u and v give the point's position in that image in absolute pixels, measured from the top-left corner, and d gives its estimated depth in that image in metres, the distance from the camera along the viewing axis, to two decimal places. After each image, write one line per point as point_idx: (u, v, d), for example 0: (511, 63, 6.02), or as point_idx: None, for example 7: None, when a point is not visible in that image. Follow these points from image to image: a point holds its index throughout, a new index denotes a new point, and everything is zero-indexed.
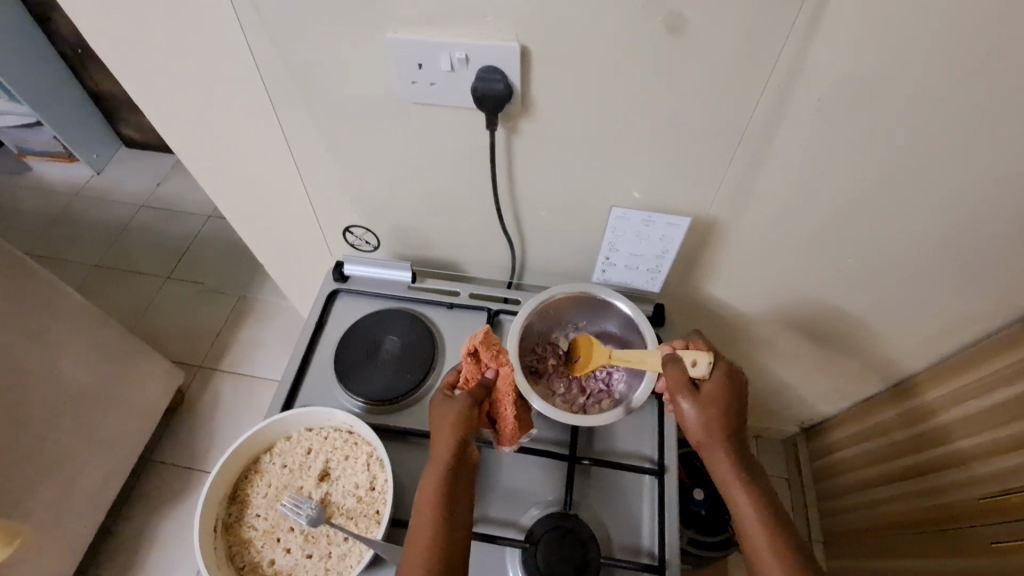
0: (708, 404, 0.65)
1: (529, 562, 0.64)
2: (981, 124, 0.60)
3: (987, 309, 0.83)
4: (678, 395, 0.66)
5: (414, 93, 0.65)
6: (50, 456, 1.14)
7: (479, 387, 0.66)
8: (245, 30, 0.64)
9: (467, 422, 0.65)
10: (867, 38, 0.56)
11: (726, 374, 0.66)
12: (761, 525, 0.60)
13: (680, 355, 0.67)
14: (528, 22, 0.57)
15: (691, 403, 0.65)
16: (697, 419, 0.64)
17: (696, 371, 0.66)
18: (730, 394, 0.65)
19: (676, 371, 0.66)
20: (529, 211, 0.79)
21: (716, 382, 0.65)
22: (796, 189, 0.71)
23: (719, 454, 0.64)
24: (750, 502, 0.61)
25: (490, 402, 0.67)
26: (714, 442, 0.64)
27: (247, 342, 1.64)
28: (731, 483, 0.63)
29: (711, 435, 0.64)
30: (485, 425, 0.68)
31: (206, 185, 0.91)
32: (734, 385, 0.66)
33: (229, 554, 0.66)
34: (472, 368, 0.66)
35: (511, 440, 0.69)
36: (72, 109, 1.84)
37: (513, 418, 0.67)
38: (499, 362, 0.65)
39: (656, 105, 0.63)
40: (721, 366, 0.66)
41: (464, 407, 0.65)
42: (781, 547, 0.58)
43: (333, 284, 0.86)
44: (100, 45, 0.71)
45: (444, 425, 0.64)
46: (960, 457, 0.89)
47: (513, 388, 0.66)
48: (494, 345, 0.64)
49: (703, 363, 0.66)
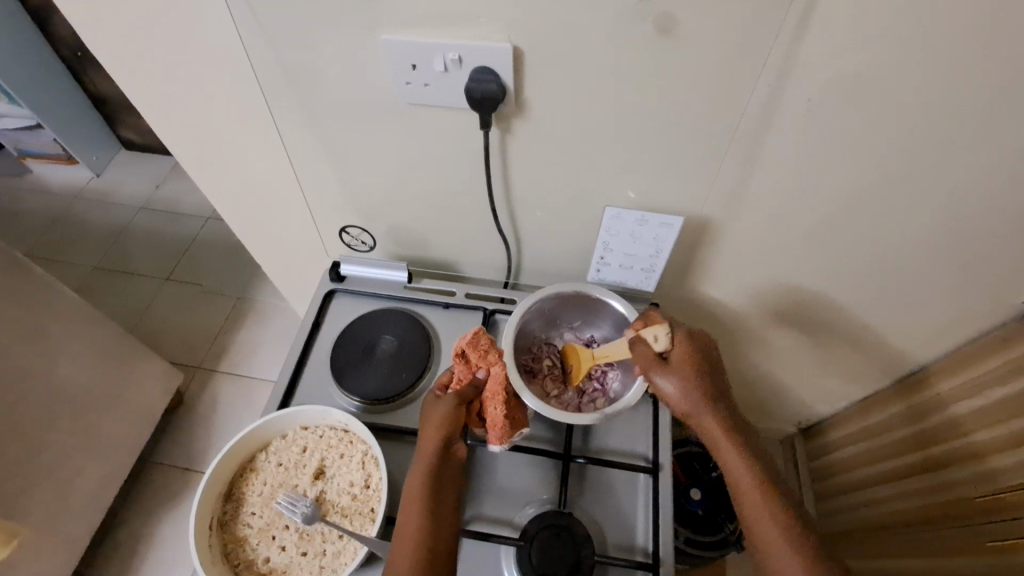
0: (682, 376, 0.65)
1: (523, 559, 0.64)
2: (973, 122, 0.61)
3: (982, 307, 0.83)
4: (648, 372, 0.67)
5: (409, 94, 0.66)
6: (48, 457, 1.14)
7: (469, 387, 0.68)
8: (240, 31, 0.64)
9: (455, 421, 0.66)
10: (858, 37, 0.56)
11: (689, 339, 0.68)
12: (755, 484, 0.61)
13: (641, 335, 0.69)
14: (521, 23, 0.58)
15: (664, 377, 0.66)
16: (675, 392, 0.65)
17: (658, 346, 0.67)
18: (699, 360, 0.66)
19: (639, 349, 0.68)
20: (525, 210, 0.79)
21: (681, 350, 0.67)
22: (791, 188, 0.71)
23: (705, 419, 0.65)
24: (741, 463, 0.63)
25: (479, 402, 0.69)
26: (696, 411, 0.65)
27: (246, 343, 1.65)
28: (722, 446, 0.64)
29: (693, 402, 0.65)
30: (476, 425, 0.70)
31: (204, 186, 0.91)
32: (701, 351, 0.67)
33: (224, 552, 0.67)
34: (463, 368, 0.69)
35: (501, 439, 0.68)
36: (71, 111, 1.85)
37: (502, 416, 0.66)
38: (487, 361, 0.68)
39: (650, 105, 0.63)
40: (682, 333, 0.68)
41: (452, 406, 0.66)
42: (776, 504, 0.60)
43: (329, 284, 0.86)
44: (96, 47, 0.72)
45: (431, 424, 0.66)
46: (957, 456, 0.89)
47: (501, 386, 0.67)
48: (483, 344, 0.69)
49: (661, 337, 0.67)
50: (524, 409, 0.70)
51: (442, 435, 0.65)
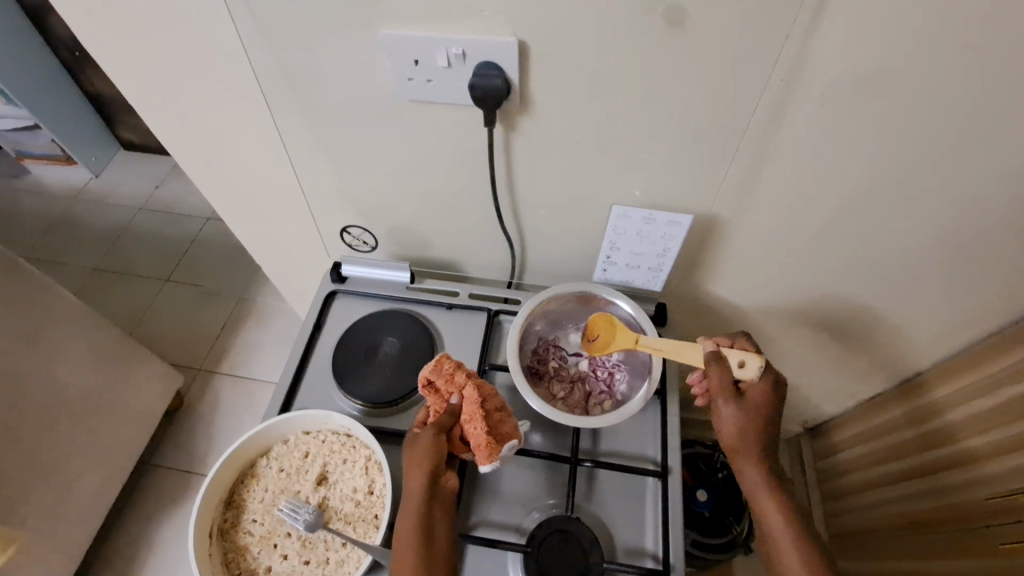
0: (748, 410, 0.65)
1: (530, 566, 0.63)
2: (988, 119, 0.59)
3: (994, 306, 0.81)
4: (720, 397, 0.66)
5: (410, 90, 0.64)
6: (46, 462, 1.13)
7: (444, 415, 0.66)
8: (237, 27, 0.62)
9: (437, 450, 0.64)
10: (874, 29, 0.54)
11: (771, 380, 0.66)
12: (792, 532, 0.60)
13: (726, 355, 0.66)
14: (525, 16, 0.56)
15: (734, 406, 0.65)
16: (736, 424, 0.65)
17: (745, 374, 0.66)
18: (770, 402, 0.66)
19: (724, 370, 0.65)
20: (529, 209, 0.78)
21: (760, 387, 0.66)
22: (802, 185, 0.70)
23: (749, 460, 0.65)
24: (777, 507, 0.62)
25: (460, 427, 0.66)
26: (744, 448, 0.65)
27: (246, 345, 1.63)
28: (758, 489, 0.64)
29: (746, 439, 0.65)
30: (463, 451, 0.66)
31: (203, 187, 0.90)
32: (774, 394, 0.67)
33: (225, 561, 0.65)
34: (436, 399, 0.67)
35: (489, 457, 0.63)
36: (69, 111, 1.83)
37: (484, 433, 0.63)
38: (455, 385, 0.66)
39: (658, 99, 0.61)
40: (768, 371, 0.67)
41: (432, 437, 0.65)
42: (808, 553, 0.59)
43: (331, 285, 0.85)
44: (91, 44, 0.70)
45: (414, 457, 0.64)
46: (967, 457, 0.88)
47: (476, 405, 0.64)
48: (447, 370, 0.67)
49: (752, 366, 0.66)
50: (511, 423, 0.66)
51: (428, 468, 0.63)
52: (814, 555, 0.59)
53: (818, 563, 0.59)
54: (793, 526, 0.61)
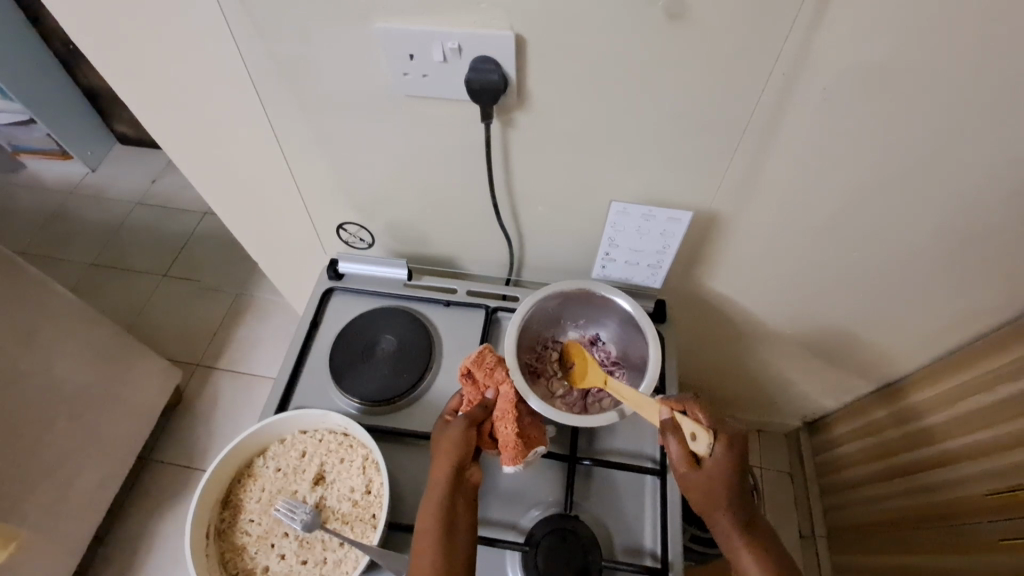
0: (710, 479, 0.60)
1: (528, 565, 0.63)
2: (990, 115, 0.58)
3: (993, 303, 0.81)
4: (678, 471, 0.62)
5: (405, 85, 0.63)
6: (45, 458, 1.13)
7: (477, 408, 0.66)
8: (228, 21, 0.61)
9: (466, 443, 0.63)
10: (878, 21, 0.53)
11: (730, 449, 0.60)
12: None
13: (679, 425, 0.62)
14: (522, 10, 0.55)
15: (693, 480, 0.61)
16: (700, 494, 0.61)
17: (697, 448, 0.61)
18: (734, 468, 0.60)
19: (675, 443, 0.62)
20: (527, 206, 0.77)
21: (719, 459, 0.60)
22: (802, 180, 0.69)
23: (720, 518, 0.61)
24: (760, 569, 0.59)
25: (490, 422, 0.66)
26: (713, 504, 0.61)
27: (243, 341, 1.63)
28: (730, 537, 0.61)
29: (712, 500, 0.61)
30: (490, 447, 0.66)
31: (200, 185, 0.89)
32: (737, 455, 0.60)
33: (222, 561, 0.65)
34: (472, 390, 0.68)
35: (514, 459, 0.64)
36: (64, 105, 1.82)
37: (515, 435, 0.63)
38: (494, 380, 0.67)
39: (658, 93, 0.61)
40: (725, 441, 0.61)
41: (462, 429, 0.64)
42: None
43: (328, 282, 0.84)
44: (82, 40, 0.69)
45: (441, 449, 0.63)
46: (964, 454, 0.87)
47: (511, 404, 0.64)
48: (488, 363, 0.68)
49: (704, 441, 0.60)
50: (539, 428, 0.67)
51: (455, 460, 0.62)
52: None
53: None
54: None
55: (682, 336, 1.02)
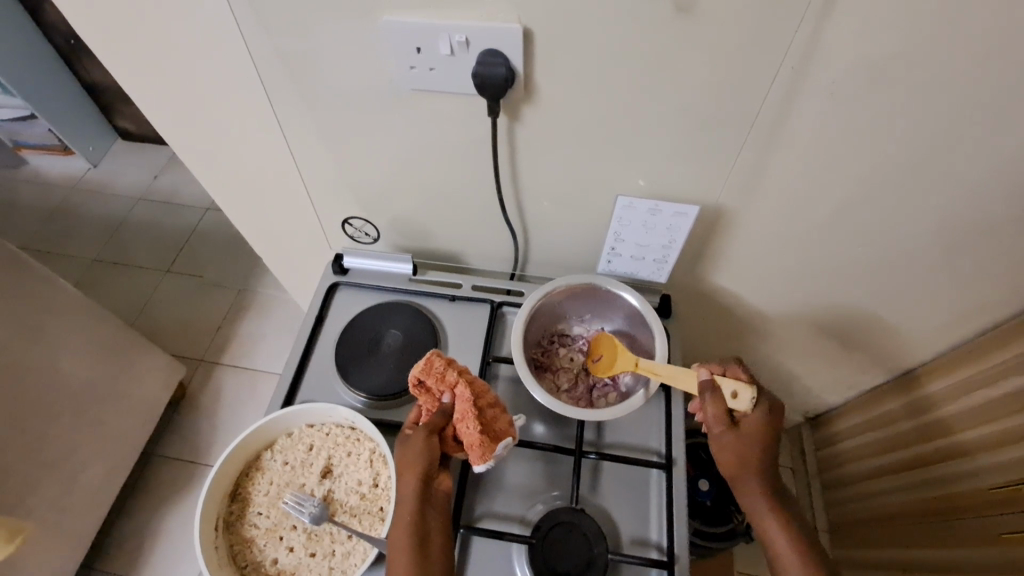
0: (746, 439, 0.64)
1: (535, 559, 0.63)
2: (998, 111, 0.58)
3: (996, 298, 0.81)
4: (715, 430, 0.65)
5: (412, 79, 0.63)
6: (50, 452, 1.13)
7: (436, 416, 0.65)
8: (235, 13, 0.61)
9: (428, 453, 0.63)
10: (887, 17, 0.53)
11: (767, 407, 0.66)
12: (783, 529, 0.61)
13: (719, 386, 0.65)
14: (530, 4, 0.55)
15: (731, 437, 0.64)
16: (731, 452, 0.64)
17: (738, 404, 0.64)
18: (765, 430, 0.65)
19: (717, 404, 0.64)
20: (533, 201, 0.77)
21: (757, 418, 0.65)
22: (812, 174, 0.68)
23: (747, 478, 0.64)
24: (778, 523, 0.62)
25: (452, 427, 0.64)
26: (743, 465, 0.64)
27: (246, 336, 1.63)
28: (753, 495, 0.64)
29: (744, 460, 0.64)
30: (457, 451, 0.65)
31: (205, 178, 0.89)
32: (772, 419, 0.66)
33: (231, 553, 0.66)
34: (428, 399, 0.65)
35: (482, 457, 0.62)
36: (66, 100, 1.81)
37: (478, 434, 0.61)
38: (447, 383, 0.64)
39: (664, 87, 0.61)
40: (763, 400, 0.66)
41: (423, 439, 0.63)
42: (799, 539, 0.61)
43: (333, 277, 0.84)
44: (88, 32, 0.69)
45: (405, 463, 0.62)
46: (966, 448, 0.88)
47: (468, 403, 0.62)
48: (437, 368, 0.64)
49: (746, 397, 0.65)
50: (506, 419, 0.65)
51: (420, 471, 0.62)
52: (803, 545, 0.61)
53: (806, 553, 0.60)
54: (794, 538, 0.61)
55: (686, 332, 1.02)
